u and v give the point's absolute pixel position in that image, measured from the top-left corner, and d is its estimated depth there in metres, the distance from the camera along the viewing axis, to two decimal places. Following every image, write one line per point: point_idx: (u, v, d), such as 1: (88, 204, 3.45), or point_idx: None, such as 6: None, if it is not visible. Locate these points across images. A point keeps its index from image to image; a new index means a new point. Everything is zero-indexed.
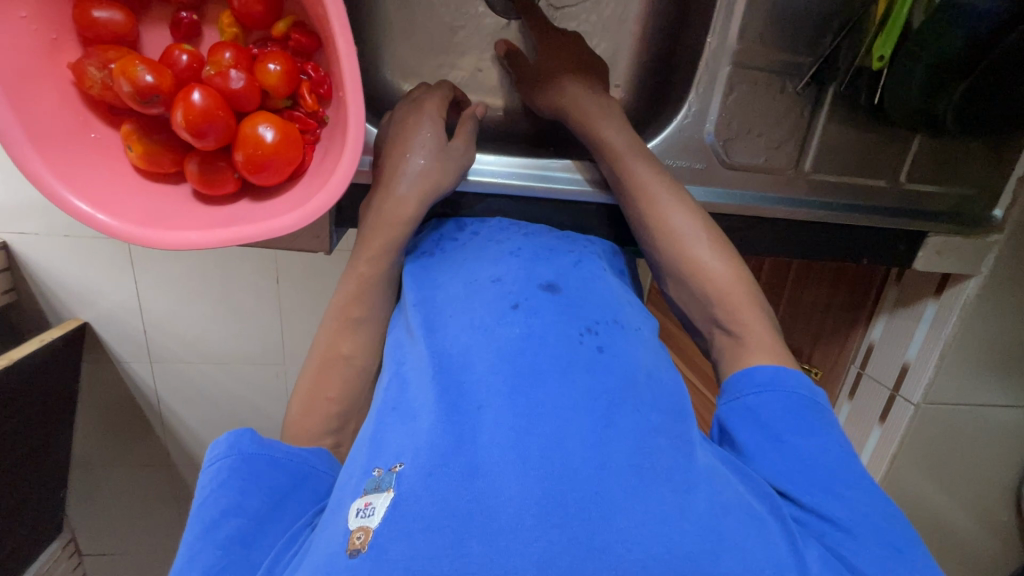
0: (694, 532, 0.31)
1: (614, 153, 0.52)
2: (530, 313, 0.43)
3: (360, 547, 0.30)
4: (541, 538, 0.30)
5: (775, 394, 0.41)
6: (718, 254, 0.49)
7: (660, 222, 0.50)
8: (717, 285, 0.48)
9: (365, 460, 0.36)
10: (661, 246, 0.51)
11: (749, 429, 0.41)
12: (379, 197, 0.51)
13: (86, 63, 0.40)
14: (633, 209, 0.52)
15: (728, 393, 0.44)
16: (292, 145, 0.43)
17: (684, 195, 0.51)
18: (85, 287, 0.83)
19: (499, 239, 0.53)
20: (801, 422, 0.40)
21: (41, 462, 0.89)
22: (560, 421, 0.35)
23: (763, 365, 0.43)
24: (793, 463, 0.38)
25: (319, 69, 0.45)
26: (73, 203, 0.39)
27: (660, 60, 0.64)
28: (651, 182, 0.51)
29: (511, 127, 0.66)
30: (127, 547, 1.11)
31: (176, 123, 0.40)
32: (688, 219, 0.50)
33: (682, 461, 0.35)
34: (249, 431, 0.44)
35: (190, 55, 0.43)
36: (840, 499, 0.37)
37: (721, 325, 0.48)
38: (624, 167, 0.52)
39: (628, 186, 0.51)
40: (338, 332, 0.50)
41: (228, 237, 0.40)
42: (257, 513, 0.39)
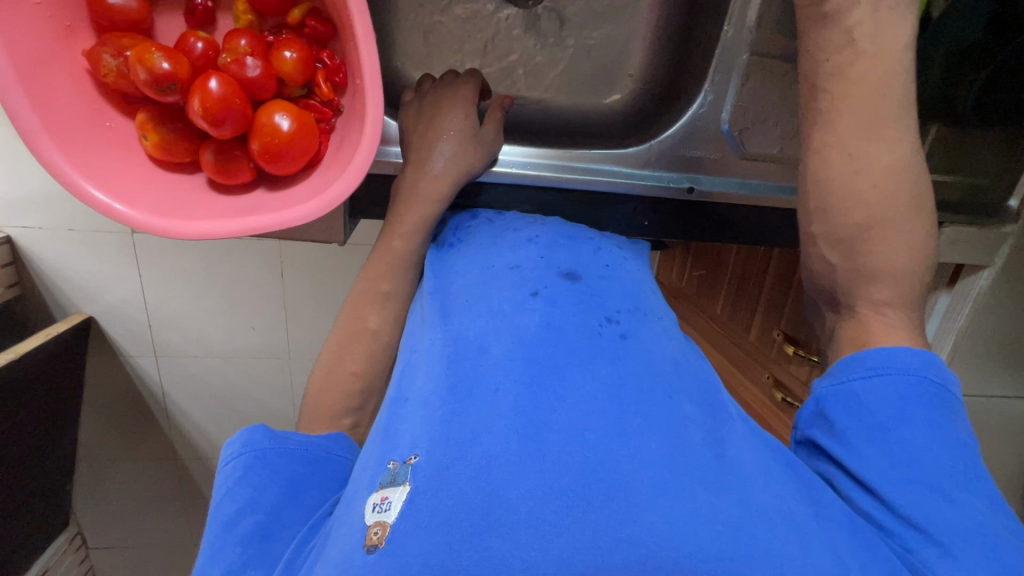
0: (724, 532, 0.30)
1: (862, 90, 0.43)
2: (549, 302, 0.43)
3: (378, 542, 0.30)
4: (563, 534, 0.29)
5: (890, 379, 0.38)
6: (908, 232, 0.44)
7: (875, 183, 0.44)
8: (892, 267, 0.43)
9: (380, 450, 0.36)
10: (852, 207, 0.44)
11: (849, 416, 0.38)
12: (410, 183, 0.52)
13: (102, 50, 0.40)
14: (836, 161, 0.45)
15: (833, 376, 0.42)
16: (309, 134, 0.43)
17: (910, 159, 0.44)
18: (92, 280, 0.82)
19: (516, 227, 0.52)
20: (914, 410, 0.37)
21: (48, 456, 0.89)
22: (580, 414, 0.35)
23: (875, 349, 0.40)
24: (894, 455, 0.36)
25: (335, 57, 0.45)
26: (91, 193, 0.38)
27: (673, 49, 0.63)
28: (886, 135, 0.44)
29: (524, 118, 0.65)
30: (134, 541, 1.11)
31: (193, 111, 0.40)
32: (901, 187, 0.44)
33: (713, 459, 0.34)
34: (261, 427, 0.44)
35: (206, 42, 0.43)
36: (950, 501, 0.34)
37: (877, 309, 0.43)
38: (864, 109, 0.44)
39: (852, 132, 0.44)
40: (352, 324, 0.51)
41: (245, 228, 0.40)
42: (275, 505, 0.38)
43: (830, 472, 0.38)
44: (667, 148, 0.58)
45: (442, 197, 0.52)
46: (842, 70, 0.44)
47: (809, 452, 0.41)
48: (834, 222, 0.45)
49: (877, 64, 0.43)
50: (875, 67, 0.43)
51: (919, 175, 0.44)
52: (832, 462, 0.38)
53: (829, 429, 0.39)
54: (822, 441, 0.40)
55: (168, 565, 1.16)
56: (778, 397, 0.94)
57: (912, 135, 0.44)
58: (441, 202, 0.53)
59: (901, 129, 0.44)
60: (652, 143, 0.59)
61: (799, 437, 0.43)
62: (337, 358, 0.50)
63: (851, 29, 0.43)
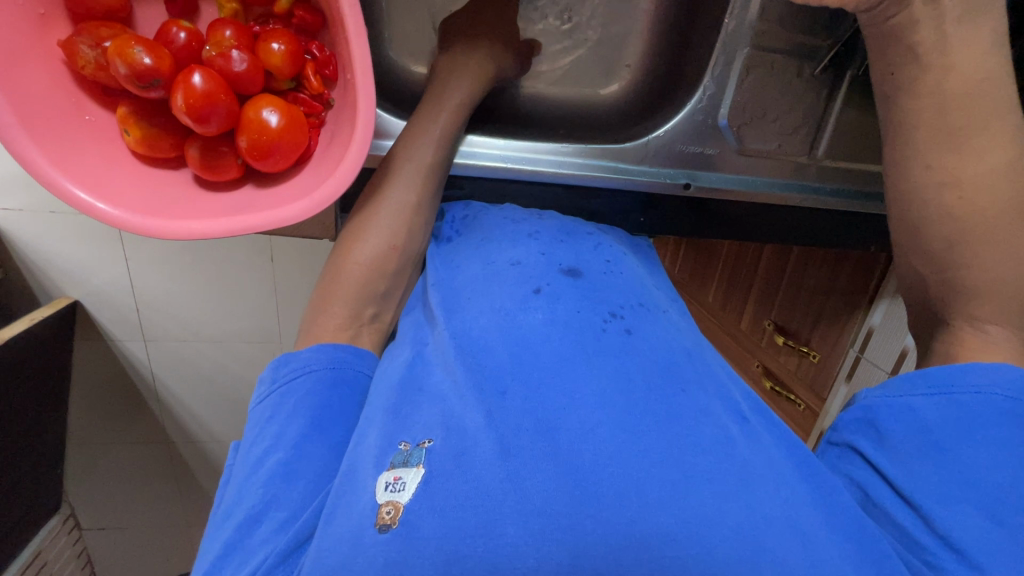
0: (732, 535, 0.30)
1: (931, 102, 0.44)
2: (552, 299, 0.43)
3: (390, 522, 0.30)
4: (574, 526, 0.29)
5: (959, 398, 0.38)
6: (988, 231, 0.42)
7: (963, 194, 0.43)
8: (994, 277, 0.42)
9: (385, 428, 0.35)
10: (943, 218, 0.44)
11: (904, 428, 0.38)
12: (397, 169, 0.49)
13: (79, 41, 0.38)
14: (915, 174, 0.46)
15: (887, 388, 0.41)
16: (298, 130, 0.41)
17: (1015, 164, 0.43)
18: (75, 264, 0.80)
19: (517, 221, 0.52)
20: (981, 432, 0.36)
21: (37, 440, 0.89)
22: (591, 410, 0.35)
23: (951, 366, 0.40)
24: (951, 475, 0.35)
25: (324, 49, 0.43)
26: (71, 191, 0.37)
27: (674, 39, 0.62)
28: (975, 144, 0.43)
29: (520, 110, 0.64)
30: (125, 522, 1.12)
31: (176, 107, 0.38)
32: (998, 185, 0.42)
33: (724, 458, 0.34)
34: (284, 356, 0.43)
35: (189, 33, 0.41)
36: (1003, 526, 0.33)
37: (973, 323, 0.42)
38: (936, 121, 0.44)
39: (927, 144, 0.45)
40: (353, 244, 0.47)
41: (233, 227, 0.39)
42: (297, 438, 0.37)
43: (865, 478, 0.38)
44: (664, 143, 0.57)
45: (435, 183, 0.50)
46: (911, 86, 0.45)
47: (840, 453, 0.41)
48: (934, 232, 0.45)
49: (949, 77, 0.43)
50: (949, 80, 0.43)
51: None
52: (871, 468, 0.39)
53: (876, 439, 0.39)
54: (863, 447, 0.40)
55: (159, 545, 1.17)
56: (767, 384, 0.97)
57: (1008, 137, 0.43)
58: (434, 169, 0.50)
59: (966, 126, 0.43)
60: (649, 137, 0.58)
61: (834, 438, 0.42)
62: (343, 261, 0.46)
63: (914, 46, 0.44)
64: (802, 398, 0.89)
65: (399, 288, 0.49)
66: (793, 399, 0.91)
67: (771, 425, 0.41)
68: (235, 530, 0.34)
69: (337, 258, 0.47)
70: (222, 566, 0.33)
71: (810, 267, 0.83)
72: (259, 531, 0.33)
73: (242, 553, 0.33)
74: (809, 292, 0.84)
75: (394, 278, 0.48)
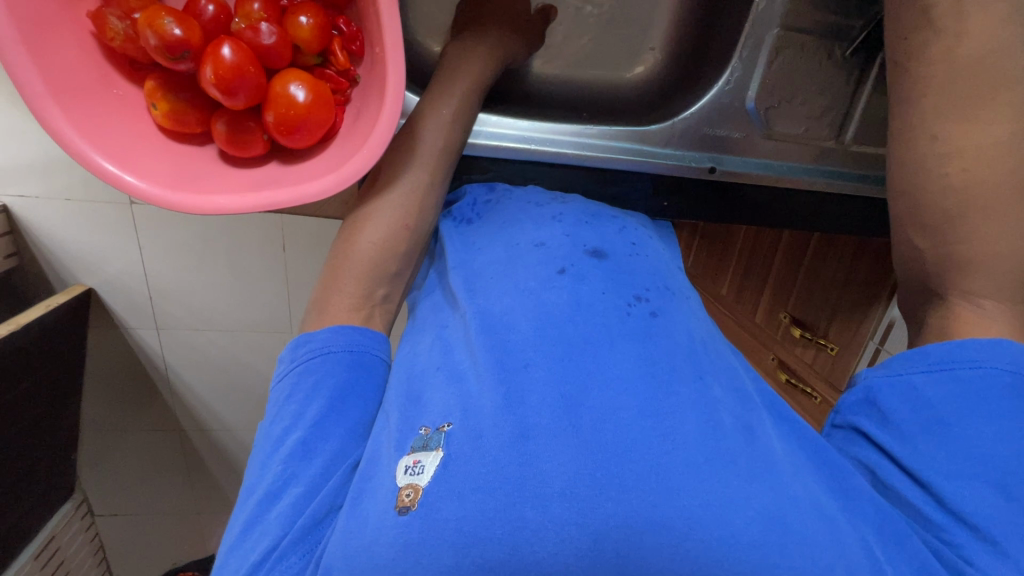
0: (757, 520, 0.30)
1: (942, 71, 0.43)
2: (577, 279, 0.42)
3: (410, 505, 0.30)
4: (595, 510, 0.29)
5: (961, 375, 0.37)
6: (997, 208, 0.41)
7: (966, 165, 0.42)
8: (993, 251, 0.41)
9: (405, 413, 0.36)
10: (943, 192, 0.43)
11: (908, 408, 0.38)
12: (409, 142, 0.49)
13: (108, 12, 0.38)
14: (919, 146, 0.45)
15: (891, 367, 0.40)
16: (325, 105, 0.41)
17: (1016, 137, 0.41)
18: (92, 250, 0.80)
19: (540, 203, 0.51)
20: (983, 408, 0.35)
21: (53, 425, 0.89)
22: (612, 393, 0.35)
23: (969, 342, 0.38)
24: (956, 451, 0.35)
25: (352, 24, 0.43)
26: (100, 163, 0.37)
27: (700, 23, 0.61)
28: (981, 115, 0.42)
29: (541, 94, 0.63)
30: (138, 508, 1.13)
31: (205, 79, 0.38)
32: (1001, 163, 0.41)
33: (746, 445, 0.34)
34: (300, 338, 0.42)
35: (217, 5, 0.41)
36: (1011, 498, 0.33)
37: (967, 299, 0.41)
38: (946, 90, 0.43)
39: (934, 114, 0.44)
40: (365, 223, 0.46)
41: (259, 203, 0.39)
42: (317, 419, 0.37)
43: (872, 460, 0.38)
44: (690, 125, 0.56)
45: (450, 150, 0.50)
46: (921, 52, 0.44)
47: (847, 436, 0.41)
48: (940, 205, 0.43)
49: (962, 43, 0.42)
50: (962, 48, 0.42)
51: None
52: (876, 448, 0.38)
53: (880, 419, 0.39)
54: (866, 428, 0.39)
55: (171, 531, 1.18)
56: (783, 377, 0.95)
57: (1022, 109, 0.42)
58: (449, 148, 0.50)
59: (975, 94, 0.42)
60: (674, 120, 0.57)
61: (837, 421, 0.42)
62: (354, 241, 0.46)
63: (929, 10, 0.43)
64: (820, 392, 0.88)
65: (409, 268, 0.48)
66: (809, 392, 0.89)
67: (779, 418, 0.40)
68: (254, 507, 0.34)
69: (347, 240, 0.46)
70: (242, 539, 0.34)
71: (829, 258, 0.82)
72: (278, 506, 0.34)
73: (261, 528, 0.33)
74: (827, 283, 0.83)
75: (406, 252, 0.47)
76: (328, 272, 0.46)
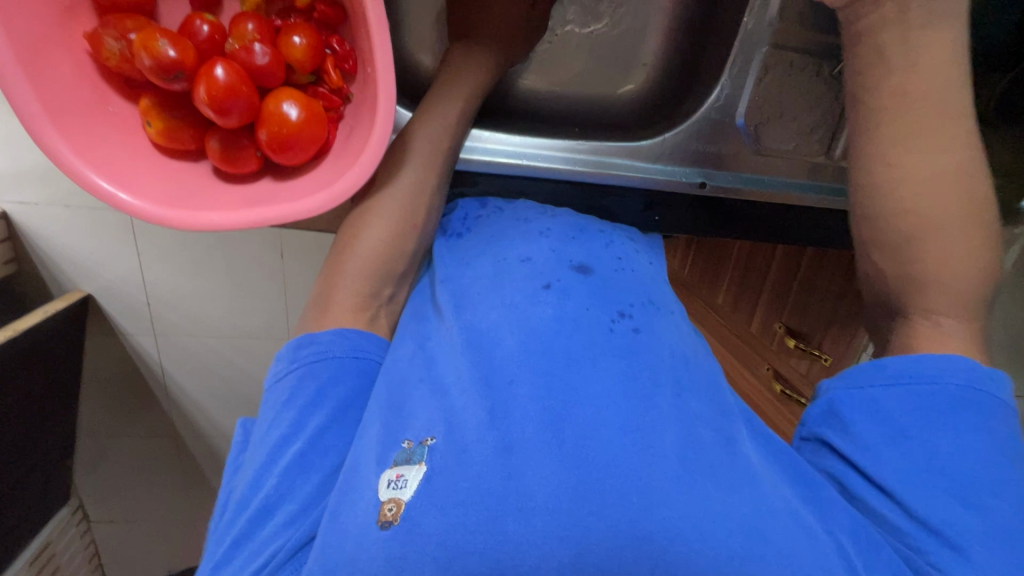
0: (738, 530, 0.31)
1: (893, 103, 0.43)
2: (562, 294, 0.43)
3: (393, 520, 0.30)
4: (577, 524, 0.30)
5: (917, 389, 0.38)
6: (955, 230, 0.42)
7: (918, 191, 0.43)
8: (948, 272, 0.42)
9: (386, 424, 0.36)
10: (899, 218, 0.43)
11: (869, 419, 0.38)
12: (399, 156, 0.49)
13: (104, 33, 0.38)
14: (874, 172, 0.45)
15: (853, 378, 0.41)
16: (318, 123, 0.41)
17: (963, 164, 0.42)
18: (90, 257, 0.81)
19: (527, 218, 0.52)
20: (943, 417, 0.36)
21: (48, 431, 0.89)
22: (595, 409, 0.35)
23: (929, 355, 0.39)
24: (918, 460, 0.35)
25: (344, 43, 0.43)
26: (96, 181, 0.37)
27: (691, 38, 0.62)
28: (926, 144, 0.43)
29: (534, 109, 0.64)
30: (131, 515, 1.12)
31: (199, 98, 0.38)
32: (948, 189, 0.42)
33: (726, 457, 0.35)
34: (301, 337, 0.42)
35: (212, 26, 0.41)
36: (980, 511, 0.33)
37: (928, 317, 0.42)
38: (895, 122, 0.43)
39: (889, 142, 0.44)
40: (352, 236, 0.46)
41: (250, 220, 0.39)
42: (316, 432, 0.37)
43: (837, 468, 0.38)
44: (680, 142, 0.57)
45: (445, 159, 0.50)
46: (874, 86, 0.44)
47: (814, 448, 0.41)
48: (897, 232, 0.44)
49: (909, 76, 0.42)
50: (909, 80, 0.42)
51: (978, 183, 0.43)
52: (841, 458, 0.38)
53: (843, 431, 0.39)
54: (831, 438, 0.39)
55: (164, 538, 1.17)
56: (777, 388, 0.95)
57: (963, 137, 0.43)
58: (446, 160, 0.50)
59: (923, 126, 0.43)
60: (666, 136, 0.58)
61: (805, 433, 0.42)
62: (342, 254, 0.46)
63: (881, 45, 0.43)
64: None
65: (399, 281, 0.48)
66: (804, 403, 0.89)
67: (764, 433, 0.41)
68: (246, 524, 0.34)
69: (348, 237, 0.47)
70: (231, 558, 0.34)
71: (824, 269, 0.83)
72: (271, 524, 0.34)
73: (253, 546, 0.33)
74: (821, 294, 0.84)
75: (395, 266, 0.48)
76: (323, 278, 0.46)
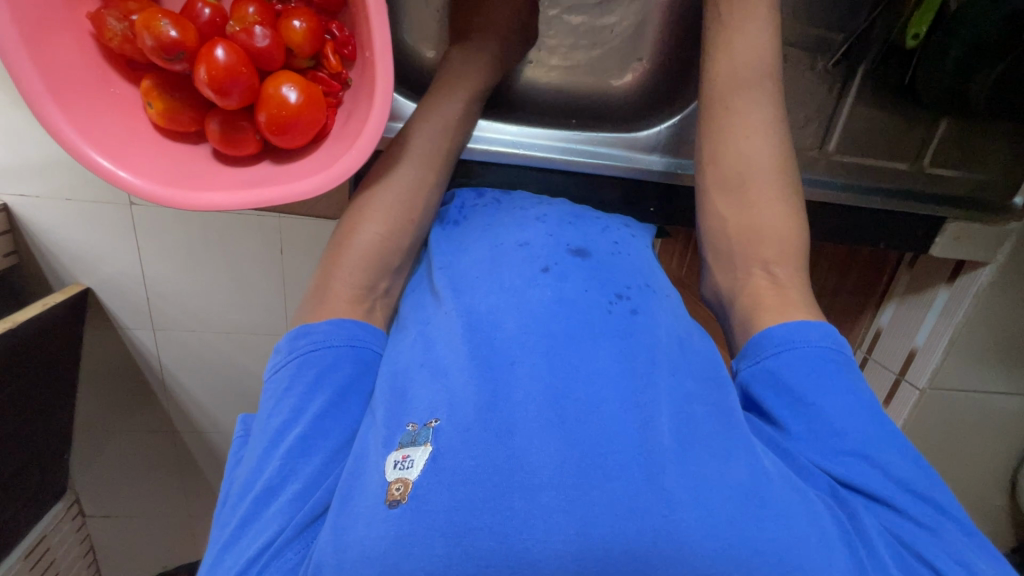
0: (740, 502, 0.31)
1: (732, 60, 0.51)
2: (560, 277, 0.43)
3: (400, 497, 0.31)
4: (582, 498, 0.30)
5: (801, 354, 0.39)
6: (769, 183, 0.48)
7: (749, 135, 0.50)
8: (773, 221, 0.47)
9: (389, 409, 0.36)
10: (737, 158, 0.49)
11: (773, 394, 0.39)
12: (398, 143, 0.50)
13: (107, 14, 0.39)
14: (719, 117, 0.51)
15: (750, 355, 0.41)
16: (316, 107, 0.42)
17: (776, 122, 0.50)
18: (89, 249, 0.81)
19: (524, 206, 0.52)
20: (825, 381, 0.38)
21: (46, 422, 0.89)
22: (596, 387, 0.35)
23: (783, 323, 0.41)
24: (820, 428, 0.37)
25: (344, 29, 0.44)
26: (94, 159, 0.38)
27: (686, 32, 0.62)
28: (752, 97, 0.50)
29: (533, 101, 0.65)
30: (128, 510, 1.12)
31: (199, 79, 0.39)
32: (767, 143, 0.49)
33: (726, 429, 0.36)
34: (297, 329, 0.43)
35: (213, 9, 0.42)
36: (877, 464, 0.35)
37: (764, 269, 0.46)
38: (734, 77, 0.51)
39: (733, 93, 0.51)
40: (356, 225, 0.47)
41: (249, 200, 0.39)
42: (317, 414, 0.37)
43: None
44: (672, 135, 0.60)
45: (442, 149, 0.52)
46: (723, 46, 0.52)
47: None
48: (732, 176, 0.49)
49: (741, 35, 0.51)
50: (742, 40, 0.51)
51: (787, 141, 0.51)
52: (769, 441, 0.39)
53: (764, 414, 0.40)
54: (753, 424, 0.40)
55: (161, 533, 1.17)
56: None
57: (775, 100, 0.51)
58: (441, 151, 0.51)
59: (753, 82, 0.51)
60: (660, 129, 0.61)
61: None
62: (344, 242, 0.46)
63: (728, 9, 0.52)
64: None
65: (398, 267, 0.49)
66: None
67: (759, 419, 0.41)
68: (249, 506, 0.35)
69: (342, 235, 0.47)
70: (236, 540, 0.34)
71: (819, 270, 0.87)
72: (275, 504, 0.34)
73: (258, 525, 0.34)
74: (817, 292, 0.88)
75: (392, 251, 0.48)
76: (323, 268, 0.46)
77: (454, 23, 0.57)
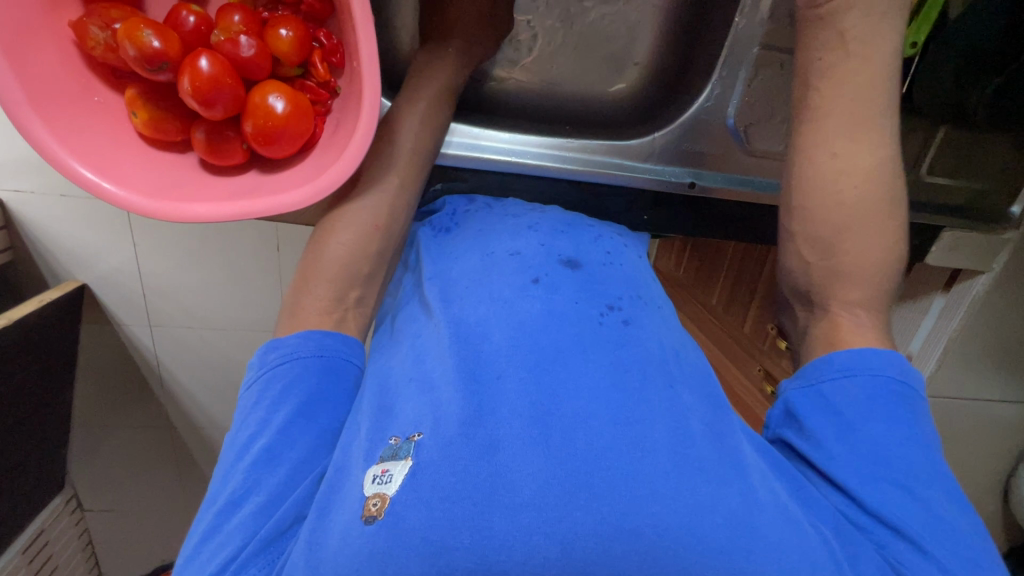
0: (724, 524, 0.31)
1: (836, 90, 0.45)
2: (550, 289, 0.43)
3: (376, 514, 0.31)
4: (564, 519, 0.30)
5: (861, 380, 0.40)
6: (872, 224, 0.45)
7: (848, 179, 0.45)
8: (863, 265, 0.45)
9: (374, 424, 0.36)
10: (834, 206, 0.46)
11: (818, 413, 0.40)
12: (388, 151, 0.49)
13: (89, 22, 0.38)
14: (819, 161, 0.46)
15: (806, 376, 0.43)
16: (303, 117, 0.41)
17: (885, 160, 0.46)
18: (84, 247, 0.81)
19: (515, 213, 0.52)
20: (881, 408, 0.38)
21: (43, 420, 0.90)
22: (584, 403, 0.35)
23: (845, 350, 0.42)
24: (865, 454, 0.37)
25: (332, 37, 0.44)
26: (77, 169, 0.37)
27: (684, 37, 0.62)
28: (865, 137, 0.45)
29: (526, 104, 0.64)
30: (126, 505, 1.13)
31: (183, 89, 0.38)
32: (870, 183, 0.45)
33: (714, 448, 0.35)
34: (269, 344, 0.42)
35: (198, 17, 0.42)
36: (918, 499, 0.35)
37: (846, 308, 0.45)
38: (846, 112, 0.45)
39: (833, 133, 0.45)
40: (337, 233, 0.46)
41: (233, 211, 0.39)
42: (283, 425, 0.37)
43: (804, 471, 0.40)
44: (669, 143, 0.58)
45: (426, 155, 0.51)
46: (826, 72, 0.45)
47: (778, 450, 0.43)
48: (824, 221, 0.46)
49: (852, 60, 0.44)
50: (853, 68, 0.44)
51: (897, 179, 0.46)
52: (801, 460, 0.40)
53: (801, 431, 0.41)
54: (791, 440, 0.41)
55: (158, 528, 1.18)
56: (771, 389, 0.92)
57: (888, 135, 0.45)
58: (425, 158, 0.51)
59: (864, 120, 0.45)
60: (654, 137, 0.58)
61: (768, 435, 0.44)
62: (323, 249, 0.46)
63: (844, 32, 0.44)
64: None
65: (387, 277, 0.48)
66: None
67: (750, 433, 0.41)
68: (214, 516, 0.35)
69: (320, 242, 0.47)
70: (199, 551, 0.34)
71: None
72: (238, 516, 0.34)
73: (220, 537, 0.34)
74: None
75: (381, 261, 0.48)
76: (299, 276, 0.46)
77: (446, 27, 0.56)
